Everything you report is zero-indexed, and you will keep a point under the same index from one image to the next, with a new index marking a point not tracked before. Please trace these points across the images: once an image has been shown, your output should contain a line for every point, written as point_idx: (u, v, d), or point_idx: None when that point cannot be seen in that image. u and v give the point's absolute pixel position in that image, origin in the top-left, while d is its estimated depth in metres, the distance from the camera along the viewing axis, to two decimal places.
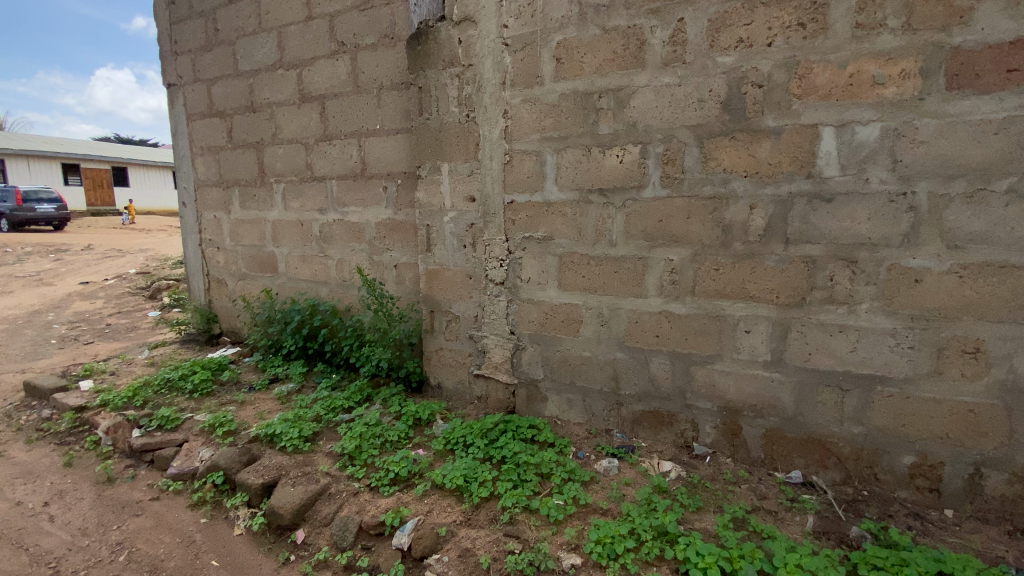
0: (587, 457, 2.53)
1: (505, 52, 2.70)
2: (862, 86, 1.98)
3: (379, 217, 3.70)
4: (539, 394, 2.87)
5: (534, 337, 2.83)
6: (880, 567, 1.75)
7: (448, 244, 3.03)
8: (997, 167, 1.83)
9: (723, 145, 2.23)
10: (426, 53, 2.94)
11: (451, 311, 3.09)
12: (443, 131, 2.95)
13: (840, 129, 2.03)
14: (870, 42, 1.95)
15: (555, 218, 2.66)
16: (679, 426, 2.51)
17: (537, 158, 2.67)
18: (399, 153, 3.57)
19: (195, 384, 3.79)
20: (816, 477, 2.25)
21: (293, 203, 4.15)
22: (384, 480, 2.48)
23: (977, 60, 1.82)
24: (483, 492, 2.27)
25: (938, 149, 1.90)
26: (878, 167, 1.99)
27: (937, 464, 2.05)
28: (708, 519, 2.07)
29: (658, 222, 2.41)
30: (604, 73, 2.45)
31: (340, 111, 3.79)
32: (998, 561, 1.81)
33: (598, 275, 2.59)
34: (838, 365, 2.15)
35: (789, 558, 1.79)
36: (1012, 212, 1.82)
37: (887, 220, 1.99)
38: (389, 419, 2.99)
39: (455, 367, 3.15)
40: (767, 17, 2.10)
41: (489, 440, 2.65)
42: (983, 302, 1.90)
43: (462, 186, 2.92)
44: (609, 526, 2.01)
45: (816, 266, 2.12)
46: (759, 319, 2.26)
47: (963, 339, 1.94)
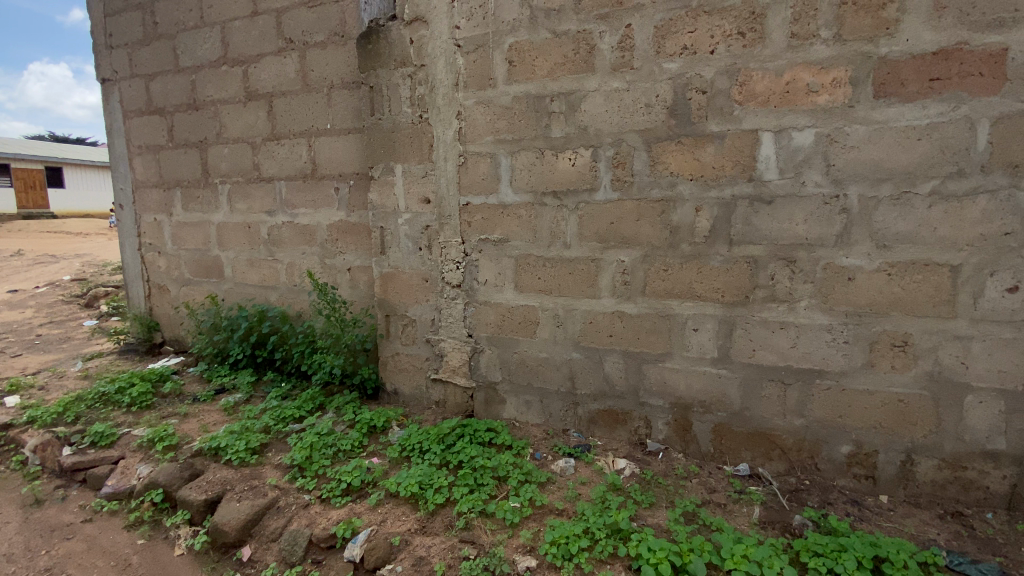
0: (544, 458, 2.54)
1: (458, 53, 2.68)
2: (798, 93, 2.07)
3: (331, 219, 3.60)
4: (497, 396, 2.86)
5: (491, 339, 2.82)
6: (820, 553, 1.83)
7: (403, 247, 2.98)
8: (920, 172, 1.95)
9: (670, 149, 2.29)
10: (377, 52, 2.89)
11: (406, 315, 3.04)
12: (396, 131, 2.89)
13: (778, 134, 2.12)
14: (804, 52, 2.05)
15: (510, 220, 2.66)
16: (633, 424, 2.56)
17: (491, 160, 2.67)
18: (351, 154, 3.48)
19: (133, 397, 3.56)
20: (762, 469, 2.33)
21: (240, 205, 3.98)
22: (336, 491, 2.40)
23: (902, 70, 1.93)
24: (438, 498, 2.23)
25: (867, 154, 2.01)
26: (813, 170, 2.09)
27: (872, 452, 2.16)
28: (660, 515, 2.11)
29: (610, 224, 2.45)
30: (556, 76, 2.47)
31: (289, 110, 3.67)
32: (929, 543, 1.92)
33: (553, 277, 2.60)
34: (780, 361, 2.24)
35: (736, 550, 1.84)
36: (934, 213, 1.95)
37: (822, 221, 2.09)
38: (342, 428, 2.91)
39: (411, 372, 3.09)
40: (710, 25, 2.17)
41: (445, 445, 2.61)
42: (909, 298, 2.02)
43: (416, 188, 2.88)
44: (564, 526, 2.02)
45: (758, 266, 2.21)
46: (706, 317, 2.33)
47: (893, 333, 2.06)
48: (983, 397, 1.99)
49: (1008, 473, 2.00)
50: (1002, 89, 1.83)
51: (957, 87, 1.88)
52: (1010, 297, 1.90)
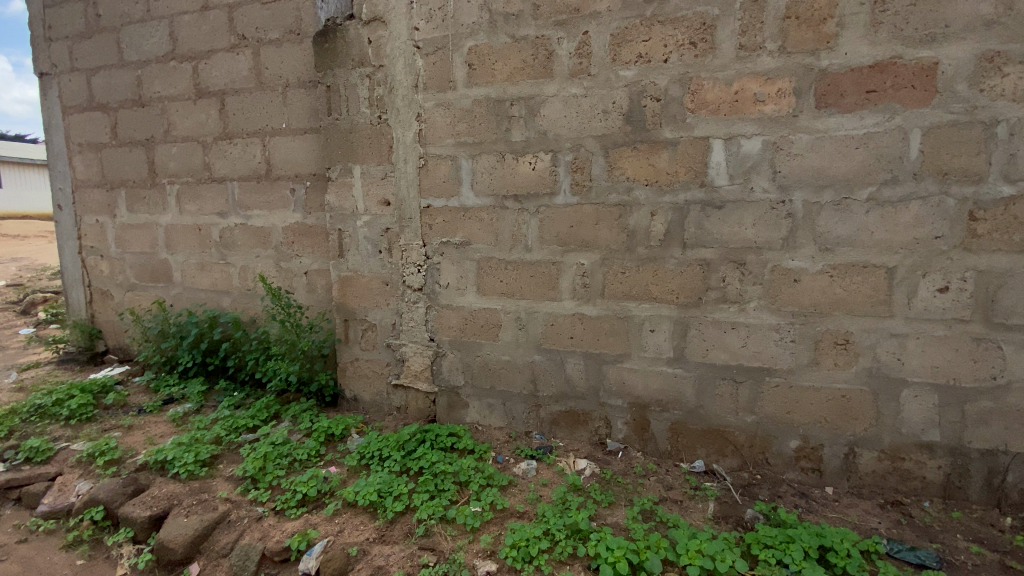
0: (506, 461, 2.54)
1: (417, 55, 2.65)
2: (747, 102, 2.16)
3: (287, 221, 3.50)
4: (459, 401, 2.84)
5: (453, 343, 2.80)
6: (770, 545, 1.91)
7: (363, 250, 2.92)
8: (859, 178, 2.06)
9: (626, 155, 2.34)
10: (334, 51, 2.83)
11: (366, 319, 2.98)
12: (354, 132, 2.84)
13: (728, 141, 2.19)
14: (752, 62, 2.13)
15: (472, 223, 2.66)
16: (594, 425, 2.59)
17: (451, 162, 2.65)
18: (308, 154, 3.39)
19: (73, 409, 3.35)
20: (716, 465, 2.41)
21: (190, 207, 3.82)
22: (291, 502, 2.33)
23: (841, 82, 2.04)
24: (398, 506, 2.20)
25: (810, 162, 2.11)
26: (761, 177, 2.17)
27: (818, 446, 2.26)
28: (619, 514, 2.15)
29: (570, 227, 2.47)
30: (515, 80, 2.49)
31: (242, 108, 3.55)
32: (871, 532, 2.03)
33: (514, 280, 2.61)
34: (732, 360, 2.31)
35: (690, 545, 1.89)
36: (872, 218, 2.06)
37: (769, 225, 2.18)
38: (298, 437, 2.82)
39: (372, 378, 3.03)
40: (663, 34, 2.23)
41: (406, 451, 2.57)
42: (849, 298, 2.13)
43: (376, 190, 2.83)
44: (524, 529, 2.02)
45: (710, 268, 2.28)
46: (662, 318, 2.39)
47: (836, 332, 2.16)
48: (917, 391, 2.11)
49: (942, 463, 2.13)
50: (931, 101, 1.95)
51: (892, 99, 1.99)
52: (940, 297, 2.03)
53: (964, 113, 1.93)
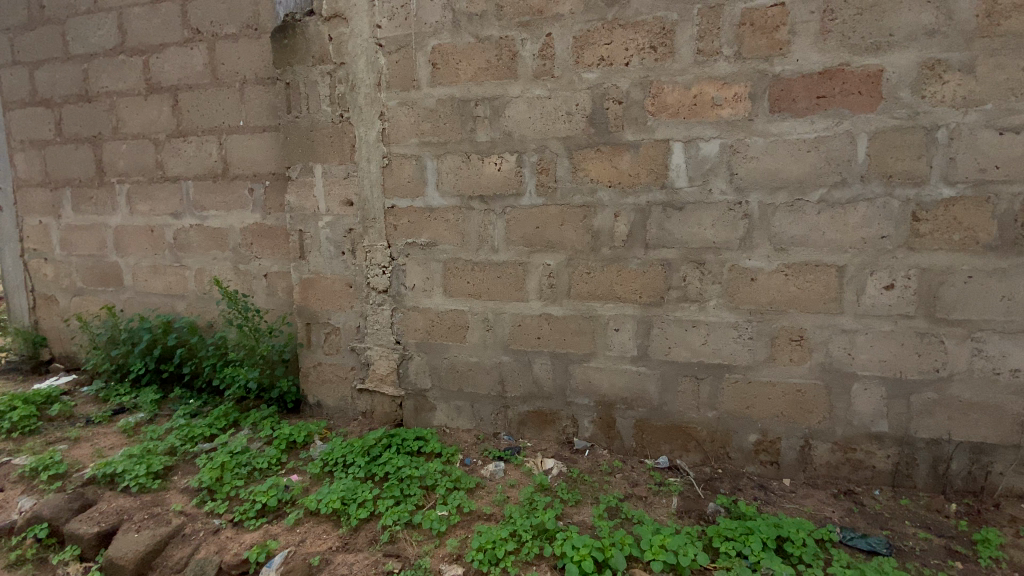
0: (474, 463, 2.53)
1: (379, 53, 2.61)
2: (705, 106, 2.21)
3: (245, 222, 3.38)
4: (426, 404, 2.81)
5: (420, 345, 2.76)
6: (730, 537, 1.96)
7: (325, 251, 2.85)
8: (810, 181, 2.14)
9: (590, 156, 2.36)
10: (294, 48, 2.76)
11: (329, 322, 2.91)
12: (315, 131, 2.77)
13: (687, 144, 2.24)
14: (709, 67, 2.18)
15: (437, 223, 2.63)
16: (561, 424, 2.61)
17: (416, 162, 2.62)
18: (267, 153, 3.29)
19: (13, 422, 3.15)
20: (680, 460, 2.46)
21: (141, 207, 3.65)
22: (249, 513, 2.26)
23: (793, 88, 2.11)
24: (362, 513, 2.16)
25: (765, 164, 2.17)
26: (719, 179, 2.23)
27: (776, 439, 2.34)
28: (585, 512, 2.16)
29: (536, 228, 2.48)
30: (479, 80, 2.47)
31: (197, 105, 3.42)
32: (825, 521, 2.11)
33: (481, 281, 2.60)
34: (694, 357, 2.37)
35: (654, 541, 1.92)
36: (823, 219, 2.14)
37: (727, 226, 2.24)
38: (258, 445, 2.73)
39: (336, 382, 2.96)
40: (625, 38, 2.26)
41: (371, 457, 2.52)
42: (803, 296, 2.21)
43: (338, 190, 2.77)
44: (490, 531, 2.01)
45: (672, 268, 2.33)
46: (626, 318, 2.42)
47: (791, 329, 2.24)
48: (867, 384, 2.21)
49: (890, 452, 2.23)
50: (877, 107, 2.05)
51: (840, 104, 2.08)
52: (886, 294, 2.13)
53: (907, 118, 2.03)
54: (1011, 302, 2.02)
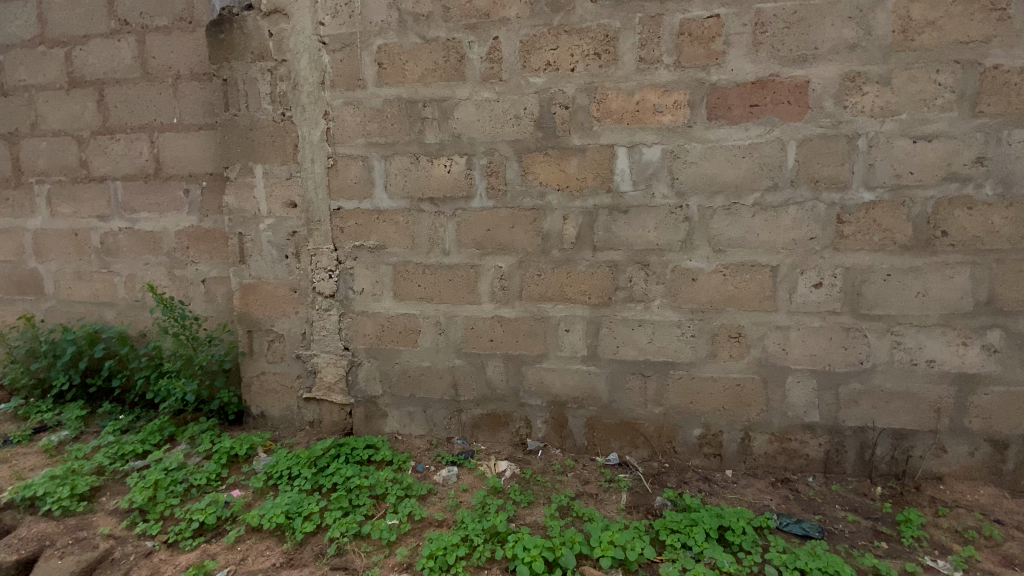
0: (426, 469, 2.50)
1: (323, 51, 2.54)
2: (647, 112, 2.27)
3: (180, 225, 3.21)
4: (378, 411, 2.75)
5: (369, 351, 2.71)
6: (676, 529, 2.03)
7: (267, 255, 2.74)
8: (745, 185, 2.24)
9: (538, 160, 2.39)
10: (231, 43, 2.64)
11: (272, 329, 2.81)
12: (255, 130, 2.67)
13: (631, 149, 2.31)
14: (651, 75, 2.25)
15: (386, 226, 2.58)
16: (514, 425, 2.62)
17: (363, 163, 2.57)
18: (204, 153, 3.13)
19: None
20: (629, 457, 2.52)
21: (63, 209, 3.39)
22: (186, 533, 2.14)
23: (729, 96, 2.21)
24: (308, 526, 2.09)
25: (704, 169, 2.26)
26: (661, 183, 2.30)
27: (718, 433, 2.44)
28: (538, 512, 2.18)
29: (487, 231, 2.48)
30: (427, 81, 2.45)
31: (126, 101, 3.21)
32: (764, 509, 2.21)
33: (432, 284, 2.58)
34: (640, 356, 2.43)
35: (603, 537, 1.96)
36: (757, 221, 2.25)
37: (669, 229, 2.32)
38: (196, 461, 2.60)
39: (281, 391, 2.86)
40: (571, 44, 2.30)
41: (318, 468, 2.45)
42: (741, 295, 2.31)
43: (280, 191, 2.67)
44: (441, 537, 2.00)
45: (618, 269, 2.39)
46: (576, 318, 2.46)
47: (729, 327, 2.34)
48: (799, 377, 2.33)
49: (822, 441, 2.37)
50: (804, 116, 2.17)
51: (771, 113, 2.19)
52: (815, 292, 2.26)
53: (831, 127, 2.16)
54: (925, 298, 2.19)
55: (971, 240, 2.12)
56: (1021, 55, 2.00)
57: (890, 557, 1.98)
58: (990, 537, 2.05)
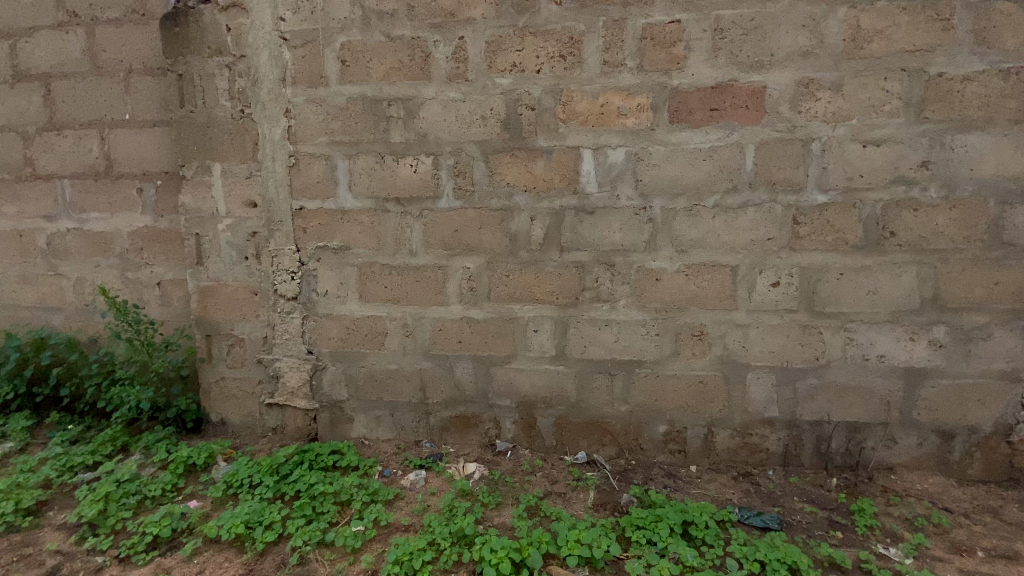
0: (393, 473, 2.46)
1: (283, 47, 2.47)
2: (611, 115, 2.30)
3: (133, 225, 3.08)
4: (343, 415, 2.70)
5: (334, 355, 2.65)
6: (641, 526, 2.06)
7: (226, 257, 2.66)
8: (706, 187, 2.30)
9: (505, 160, 2.39)
10: (187, 38, 2.55)
11: (232, 333, 2.72)
12: (212, 127, 2.58)
13: (596, 151, 2.33)
14: (615, 78, 2.28)
15: (351, 226, 2.54)
16: (483, 427, 2.61)
17: (327, 162, 2.51)
18: (158, 150, 3.01)
19: None
20: (597, 455, 2.54)
21: (5, 209, 3.21)
22: (139, 546, 2.05)
23: (690, 100, 2.26)
24: (269, 536, 2.04)
25: (667, 172, 2.31)
26: (625, 185, 2.34)
27: (682, 429, 2.49)
28: (506, 513, 2.18)
29: (454, 231, 2.47)
30: (392, 80, 2.42)
31: (73, 96, 3.06)
32: (727, 503, 2.27)
33: (399, 285, 2.54)
34: (607, 355, 2.46)
35: (570, 536, 1.98)
36: (718, 222, 2.31)
37: (633, 230, 2.36)
38: (151, 471, 2.50)
39: (242, 398, 2.77)
40: (536, 46, 2.31)
41: (281, 476, 2.39)
42: (703, 294, 2.37)
43: (239, 190, 2.59)
44: (407, 542, 1.98)
45: (585, 270, 2.41)
46: (544, 318, 2.47)
47: (692, 325, 2.39)
48: (759, 373, 2.41)
49: (781, 435, 2.45)
50: (761, 120, 2.24)
51: (731, 117, 2.25)
52: (773, 291, 2.33)
53: (787, 131, 2.23)
54: (876, 296, 2.29)
55: (917, 240, 2.23)
56: (962, 65, 2.11)
57: (844, 546, 2.06)
58: (938, 524, 2.16)
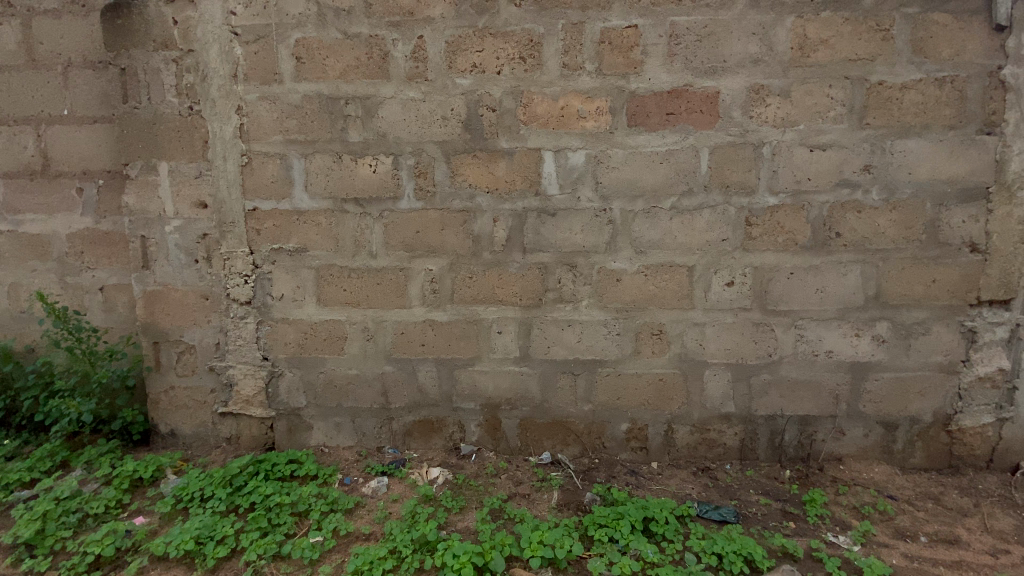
0: (354, 481, 2.41)
1: (234, 42, 2.38)
2: (571, 118, 2.32)
3: (72, 227, 2.90)
4: (302, 423, 2.63)
5: (291, 361, 2.57)
6: (604, 524, 2.08)
7: (174, 260, 2.54)
8: (664, 190, 2.34)
9: (466, 161, 2.37)
10: (130, 30, 2.43)
11: (182, 340, 2.61)
12: (158, 124, 2.46)
13: (557, 153, 2.35)
14: (574, 81, 2.30)
15: (307, 228, 2.47)
16: (447, 431, 2.59)
17: (281, 161, 2.44)
18: (100, 148, 2.86)
19: None
20: (561, 455, 2.56)
21: None
22: (80, 568, 1.94)
23: (647, 105, 2.30)
24: (221, 551, 1.96)
25: (626, 174, 2.34)
26: (586, 187, 2.36)
27: (644, 426, 2.53)
28: (469, 517, 2.17)
29: (415, 233, 2.43)
30: (349, 78, 2.36)
31: (5, 89, 2.86)
32: (687, 498, 2.33)
33: (358, 288, 2.49)
34: (570, 355, 2.48)
35: (533, 538, 1.98)
36: (674, 224, 2.36)
37: (594, 232, 2.38)
38: (93, 487, 2.36)
39: (193, 408, 2.66)
40: (496, 47, 2.30)
41: (235, 488, 2.30)
42: (662, 294, 2.41)
43: (188, 191, 2.48)
44: (367, 551, 1.94)
45: (547, 271, 2.42)
46: (508, 320, 2.47)
47: (651, 325, 2.44)
48: (716, 371, 2.47)
49: (737, 430, 2.52)
50: (715, 124, 2.30)
51: (686, 121, 2.30)
52: (728, 290, 2.40)
53: (740, 135, 2.30)
54: (823, 294, 2.39)
55: (861, 241, 2.34)
56: (900, 74, 2.23)
57: (797, 535, 2.15)
58: (883, 512, 2.27)
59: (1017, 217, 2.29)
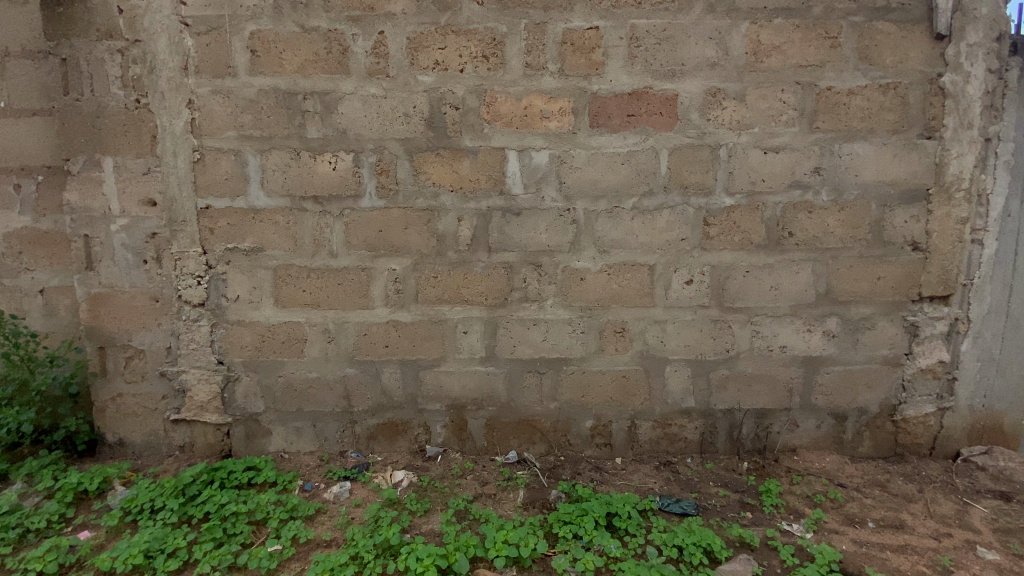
0: (316, 487, 2.36)
1: (184, 33, 2.28)
2: (534, 118, 2.33)
3: (9, 226, 2.73)
4: (261, 428, 2.55)
5: (248, 364, 2.49)
6: (568, 521, 2.10)
7: (121, 260, 2.42)
8: (626, 190, 2.38)
9: (430, 160, 2.35)
10: (70, 19, 2.30)
11: (130, 344, 2.49)
12: (103, 117, 2.34)
13: (521, 153, 2.35)
14: (537, 81, 2.31)
15: (265, 227, 2.39)
16: (412, 433, 2.56)
17: (235, 157, 2.35)
18: (39, 142, 2.69)
19: None
20: (527, 454, 2.57)
21: None
22: None
23: (609, 106, 2.33)
24: (172, 564, 1.88)
25: (589, 175, 2.37)
26: (549, 187, 2.37)
27: (608, 423, 2.57)
28: (434, 519, 2.16)
29: (378, 232, 2.39)
30: (307, 73, 2.30)
31: None
32: (649, 493, 2.37)
33: (319, 289, 2.43)
34: (535, 354, 2.49)
35: (498, 538, 1.99)
36: (636, 223, 2.40)
37: (558, 231, 2.40)
38: (33, 502, 2.23)
39: (144, 415, 2.54)
40: (458, 44, 2.29)
41: (188, 497, 2.21)
42: (624, 293, 2.45)
43: (136, 188, 2.37)
44: (328, 558, 1.90)
45: (512, 270, 2.42)
46: (473, 319, 2.46)
47: (615, 323, 2.47)
48: (677, 367, 2.53)
49: (698, 424, 2.59)
50: (674, 126, 2.35)
51: (646, 123, 2.34)
52: (687, 288, 2.46)
53: (698, 137, 2.36)
54: (778, 291, 2.47)
55: (813, 240, 2.43)
56: (847, 80, 2.33)
57: (753, 525, 2.22)
58: (834, 499, 2.37)
59: (954, 217, 2.43)
